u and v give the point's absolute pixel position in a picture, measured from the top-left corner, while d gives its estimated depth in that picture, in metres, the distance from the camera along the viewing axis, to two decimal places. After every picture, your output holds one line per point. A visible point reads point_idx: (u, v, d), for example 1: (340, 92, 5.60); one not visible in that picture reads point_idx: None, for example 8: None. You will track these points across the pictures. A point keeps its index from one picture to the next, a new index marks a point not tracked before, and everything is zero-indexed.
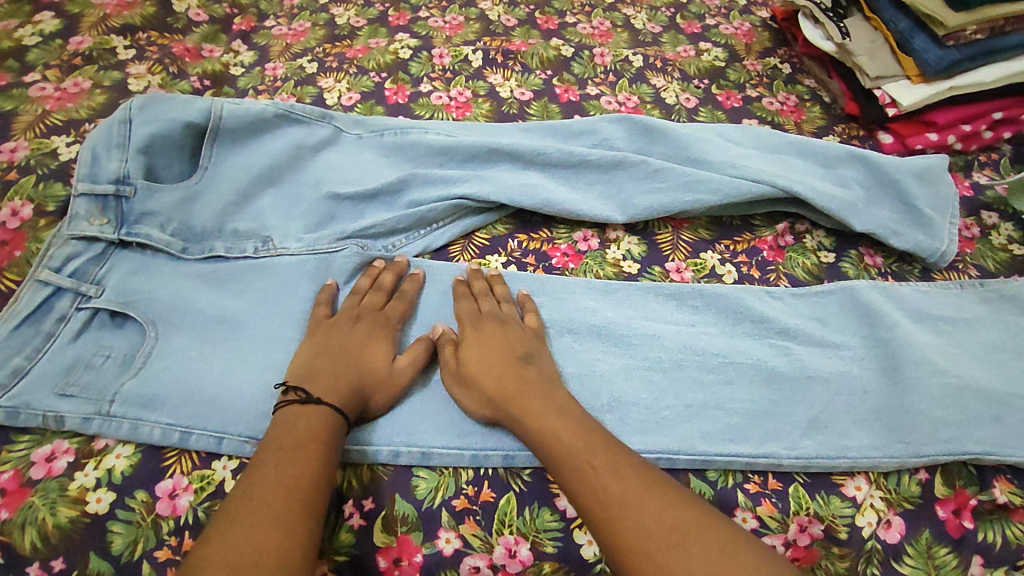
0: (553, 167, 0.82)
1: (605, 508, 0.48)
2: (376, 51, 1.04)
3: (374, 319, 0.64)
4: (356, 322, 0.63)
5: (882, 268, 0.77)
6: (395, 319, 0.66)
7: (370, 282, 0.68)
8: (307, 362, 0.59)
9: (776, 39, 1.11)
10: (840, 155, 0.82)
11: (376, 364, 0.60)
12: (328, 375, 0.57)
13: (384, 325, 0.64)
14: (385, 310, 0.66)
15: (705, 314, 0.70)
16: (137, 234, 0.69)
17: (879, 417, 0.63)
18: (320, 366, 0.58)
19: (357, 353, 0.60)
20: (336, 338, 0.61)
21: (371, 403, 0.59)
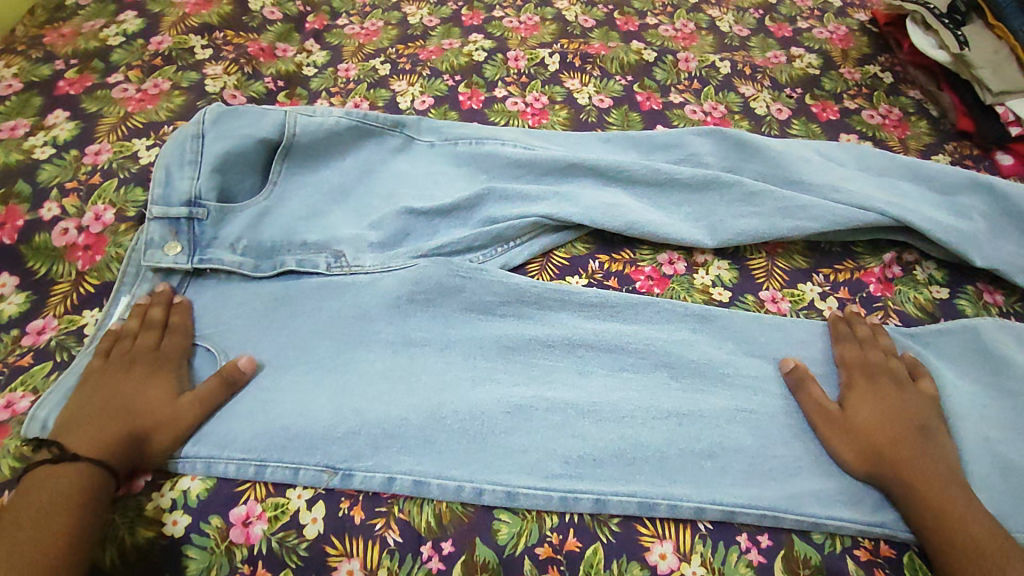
0: (636, 185, 0.78)
1: (944, 511, 0.53)
2: (450, 53, 1.01)
3: (152, 363, 0.60)
4: (156, 364, 0.60)
5: (1004, 308, 0.70)
6: (173, 356, 0.61)
7: (137, 322, 0.63)
8: (80, 410, 0.56)
9: (876, 45, 1.03)
10: (958, 180, 0.74)
11: (152, 403, 0.57)
12: (94, 423, 0.55)
13: (164, 364, 0.60)
14: (160, 347, 0.62)
15: (809, 350, 0.65)
16: (209, 259, 0.68)
17: (1005, 478, 0.57)
18: (85, 414, 0.56)
19: (145, 399, 0.57)
20: (102, 380, 0.59)
21: (150, 444, 0.56)
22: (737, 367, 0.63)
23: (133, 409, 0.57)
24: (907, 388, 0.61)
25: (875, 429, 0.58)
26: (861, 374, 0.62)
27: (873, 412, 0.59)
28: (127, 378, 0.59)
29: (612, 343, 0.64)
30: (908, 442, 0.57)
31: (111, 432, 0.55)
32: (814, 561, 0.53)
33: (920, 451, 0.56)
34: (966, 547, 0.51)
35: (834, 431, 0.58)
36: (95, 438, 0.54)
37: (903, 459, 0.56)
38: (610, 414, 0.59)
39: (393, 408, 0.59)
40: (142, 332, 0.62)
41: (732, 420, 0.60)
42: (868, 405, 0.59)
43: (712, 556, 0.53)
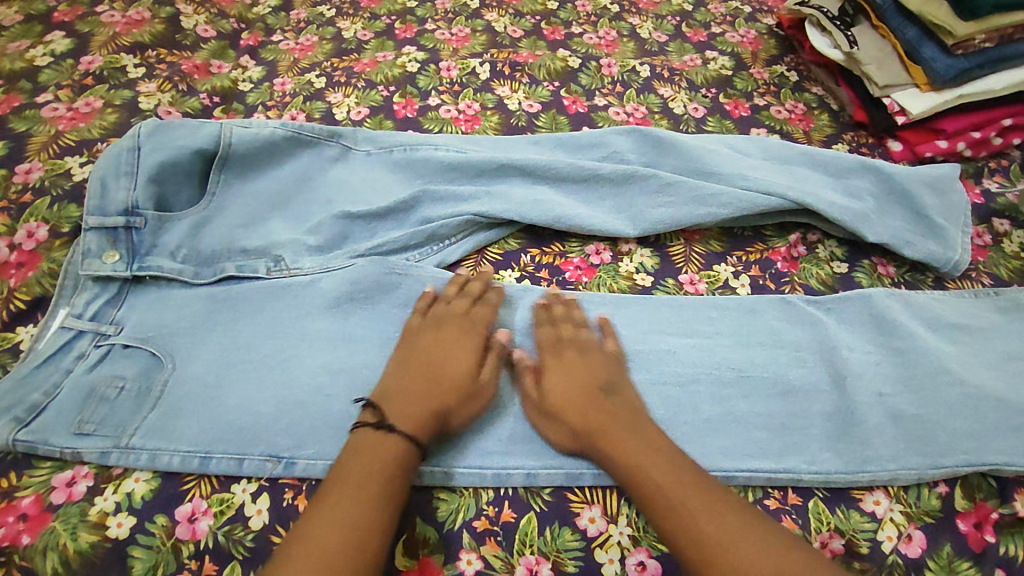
0: (562, 182, 0.82)
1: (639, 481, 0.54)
2: (384, 64, 1.04)
3: (463, 329, 0.65)
4: (440, 330, 0.65)
5: (895, 278, 0.77)
6: (482, 323, 0.66)
7: (455, 289, 0.69)
8: (392, 384, 0.60)
9: (782, 46, 1.11)
10: (850, 165, 0.81)
11: (464, 372, 0.62)
12: (408, 397, 0.59)
13: (469, 331, 0.65)
14: (469, 315, 0.66)
15: (721, 326, 0.70)
16: (149, 267, 0.70)
17: (895, 427, 0.64)
18: (399, 387, 0.60)
19: (437, 368, 0.61)
20: (421, 354, 0.63)
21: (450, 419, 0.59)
22: (655, 344, 0.68)
23: (449, 377, 0.61)
24: (590, 354, 0.64)
25: (575, 407, 0.59)
26: (552, 353, 0.64)
27: (568, 387, 0.61)
28: (443, 348, 0.63)
29: (542, 328, 0.68)
30: (598, 411, 0.59)
31: (420, 411, 0.58)
32: None
33: (612, 416, 0.59)
34: (679, 518, 0.52)
35: (546, 411, 0.61)
36: (409, 413, 0.58)
37: (613, 435, 0.57)
38: (542, 394, 0.64)
39: (335, 403, 0.63)
40: (457, 298, 0.68)
41: (652, 392, 0.65)
42: (563, 378, 0.61)
43: (637, 516, 0.58)
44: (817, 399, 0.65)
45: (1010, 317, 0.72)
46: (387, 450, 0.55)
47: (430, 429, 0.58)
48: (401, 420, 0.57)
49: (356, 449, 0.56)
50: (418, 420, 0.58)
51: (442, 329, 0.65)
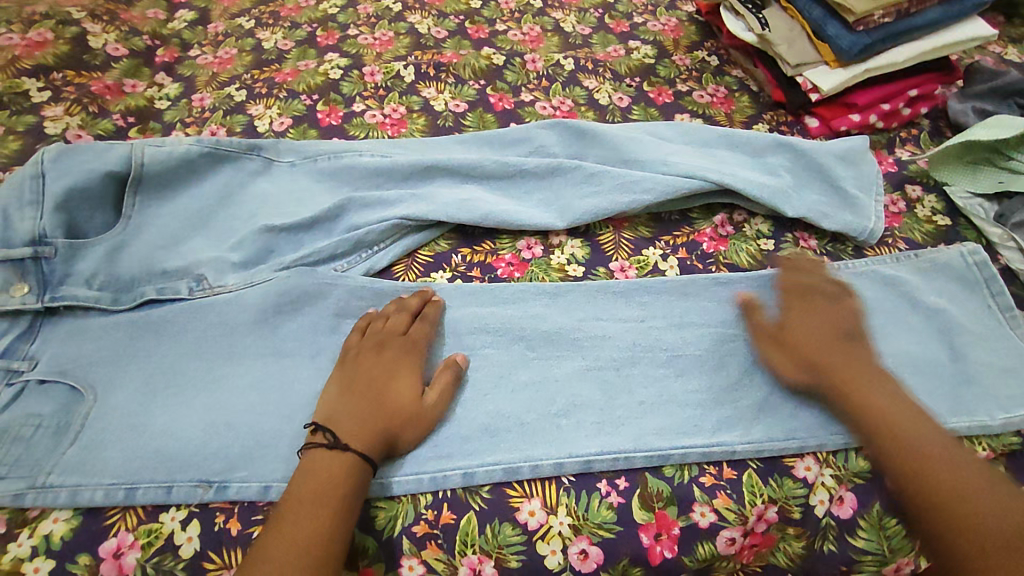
0: (489, 180, 0.82)
1: (887, 426, 0.59)
2: (306, 73, 1.03)
3: (404, 347, 0.64)
4: (383, 350, 0.63)
5: (817, 250, 0.79)
6: (422, 341, 0.65)
7: (394, 306, 0.67)
8: (334, 405, 0.59)
9: (702, 32, 1.14)
10: (766, 143, 0.83)
11: (408, 393, 0.60)
12: (356, 414, 0.58)
13: (410, 351, 0.64)
14: (409, 334, 0.65)
15: (653, 308, 0.72)
16: (62, 297, 0.67)
17: (821, 395, 0.65)
18: (345, 408, 0.58)
19: (385, 388, 0.60)
20: (366, 370, 0.61)
21: (402, 439, 0.59)
22: (587, 330, 0.69)
23: (392, 397, 0.60)
24: (842, 300, 0.69)
25: (811, 342, 0.65)
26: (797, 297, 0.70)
27: (805, 327, 0.67)
28: (387, 369, 0.62)
29: (470, 328, 0.69)
30: (834, 350, 0.64)
31: (370, 430, 0.57)
32: (665, 494, 0.59)
33: (851, 357, 0.64)
34: (946, 483, 0.55)
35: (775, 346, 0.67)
36: (359, 431, 0.57)
37: (858, 391, 0.61)
38: (473, 393, 0.64)
39: (267, 421, 0.62)
40: (397, 315, 0.66)
41: (585, 379, 0.66)
42: (804, 321, 0.67)
43: (576, 505, 0.58)
44: (747, 371, 0.67)
45: (929, 277, 0.75)
46: (329, 467, 0.54)
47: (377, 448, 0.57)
48: (353, 437, 0.56)
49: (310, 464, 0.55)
50: (366, 440, 0.56)
51: (385, 349, 0.63)
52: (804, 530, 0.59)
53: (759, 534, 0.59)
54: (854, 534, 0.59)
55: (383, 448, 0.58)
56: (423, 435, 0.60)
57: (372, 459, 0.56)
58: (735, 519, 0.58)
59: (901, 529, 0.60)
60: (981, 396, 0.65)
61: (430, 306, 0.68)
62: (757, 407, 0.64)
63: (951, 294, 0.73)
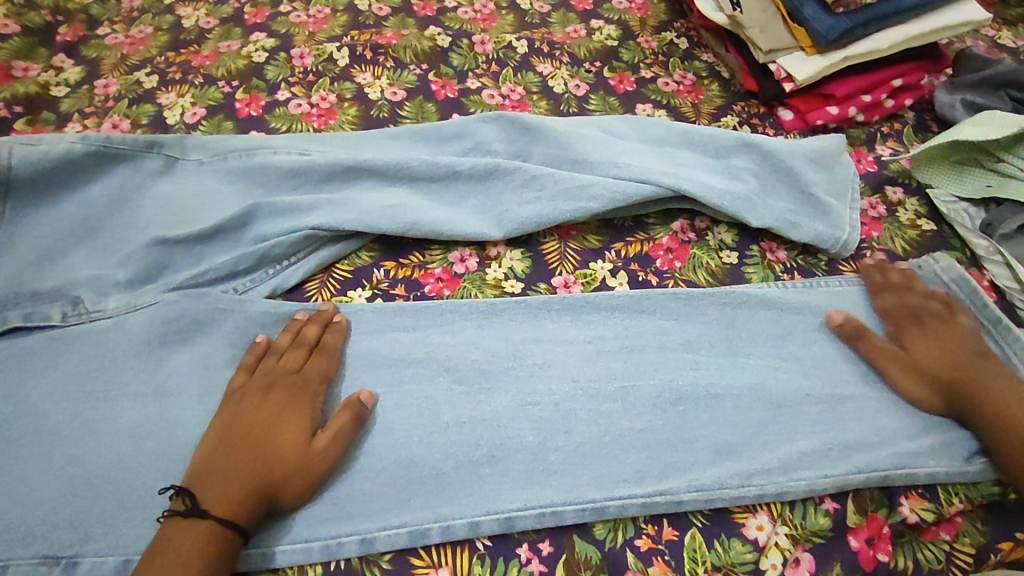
0: (419, 182, 0.73)
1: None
2: (227, 56, 0.92)
3: (294, 386, 0.56)
4: (269, 392, 0.55)
5: (787, 263, 0.70)
6: (317, 378, 0.57)
7: (289, 339, 0.59)
8: (204, 459, 0.51)
9: (672, 11, 1.04)
10: (729, 142, 0.74)
11: (291, 442, 0.52)
12: (223, 472, 0.50)
13: (302, 391, 0.55)
14: (302, 371, 0.57)
15: (601, 329, 0.63)
16: None
17: (786, 438, 0.57)
18: (215, 462, 0.50)
19: (262, 438, 0.52)
20: (244, 416, 0.53)
21: (284, 497, 0.50)
22: (521, 358, 0.61)
23: (271, 447, 0.51)
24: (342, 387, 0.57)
25: (936, 358, 0.59)
26: (277, 391, 0.55)
27: (930, 346, 0.60)
28: (270, 413, 0.53)
29: (389, 358, 0.60)
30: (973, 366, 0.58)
31: (238, 489, 0.49)
32: (595, 561, 0.51)
33: (944, 351, 0.59)
34: None
35: (901, 367, 0.60)
36: (224, 493, 0.49)
37: (978, 398, 0.57)
38: (383, 437, 0.55)
39: (136, 478, 0.53)
40: (292, 350, 0.58)
41: (515, 417, 0.57)
42: (923, 339, 0.60)
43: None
44: (710, 406, 0.58)
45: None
46: (189, 541, 0.47)
47: (246, 513, 0.49)
48: (217, 501, 0.48)
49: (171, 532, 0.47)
50: (230, 506, 0.48)
51: (270, 389, 0.55)
52: None
53: None
54: None
55: (255, 512, 0.49)
56: (311, 491, 0.51)
57: (240, 526, 0.48)
58: None
59: None
60: (964, 441, 0.57)
61: (335, 338, 0.60)
62: (714, 451, 0.56)
63: None
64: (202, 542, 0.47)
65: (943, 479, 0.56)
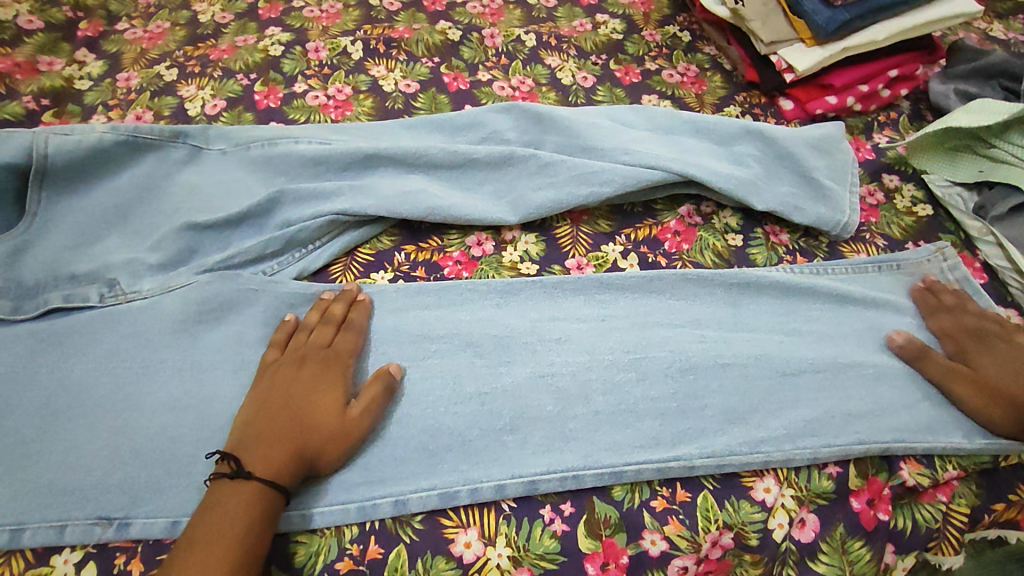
0: (436, 169, 0.76)
1: None
2: (244, 50, 0.94)
3: (326, 360, 0.58)
4: (303, 364, 0.58)
5: (790, 245, 0.73)
6: (347, 353, 0.60)
7: (317, 317, 0.62)
8: (245, 428, 0.54)
9: (674, 5, 1.07)
10: (734, 131, 0.77)
11: (327, 411, 0.55)
12: (266, 437, 0.52)
13: (333, 365, 0.58)
14: (333, 346, 0.60)
15: (614, 307, 0.66)
16: None
17: (793, 406, 0.60)
18: (256, 429, 0.53)
19: (300, 406, 0.54)
20: (282, 387, 0.56)
21: (322, 462, 0.53)
22: (539, 334, 0.63)
23: (309, 415, 0.54)
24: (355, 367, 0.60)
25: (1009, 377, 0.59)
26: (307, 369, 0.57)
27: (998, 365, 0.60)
28: (305, 384, 0.56)
29: (414, 335, 0.63)
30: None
31: (281, 453, 0.52)
32: (613, 520, 0.54)
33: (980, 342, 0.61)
34: None
35: (967, 388, 0.60)
36: (268, 456, 0.51)
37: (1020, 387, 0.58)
38: (411, 408, 0.58)
39: (179, 447, 0.56)
40: (321, 326, 0.61)
41: (534, 388, 0.60)
42: (992, 359, 0.61)
43: (516, 535, 0.53)
44: (720, 376, 0.61)
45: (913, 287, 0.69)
46: (238, 499, 0.49)
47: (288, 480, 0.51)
48: (265, 464, 0.51)
49: (220, 493, 0.50)
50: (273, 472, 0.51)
51: (303, 363, 0.58)
52: (761, 557, 0.54)
53: (713, 561, 0.54)
54: (814, 558, 0.55)
55: (297, 474, 0.52)
56: (346, 457, 0.54)
57: (284, 489, 0.51)
58: (688, 546, 0.54)
59: (864, 553, 0.56)
60: (958, 409, 0.60)
61: (361, 315, 0.63)
62: (723, 417, 0.59)
63: None
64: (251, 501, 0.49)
65: (939, 451, 0.59)
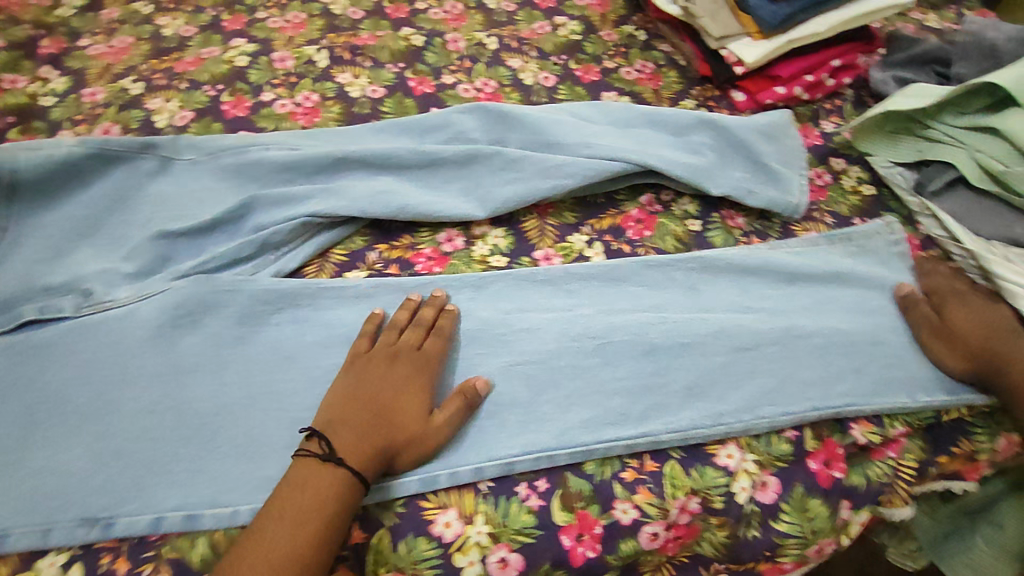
0: (405, 170, 0.78)
1: None
2: (210, 61, 0.96)
3: (415, 362, 0.61)
4: (392, 364, 0.60)
5: (746, 228, 0.77)
6: (437, 358, 0.62)
7: (407, 316, 0.64)
8: (331, 419, 0.57)
9: (629, 6, 1.11)
10: (688, 121, 0.81)
11: (411, 416, 0.57)
12: (350, 431, 0.55)
13: (422, 368, 0.60)
14: (423, 348, 0.62)
15: (580, 296, 0.69)
16: None
17: (753, 377, 0.63)
18: (345, 422, 0.56)
19: (390, 410, 0.57)
20: (370, 386, 0.58)
21: (400, 460, 0.56)
22: (510, 323, 0.66)
23: (389, 419, 0.57)
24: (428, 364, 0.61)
25: (975, 329, 0.64)
26: (387, 366, 0.60)
27: (972, 318, 0.65)
28: (400, 384, 0.59)
29: (390, 328, 0.65)
30: (1007, 340, 0.63)
31: (367, 447, 0.55)
32: (586, 492, 0.57)
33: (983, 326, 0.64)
34: None
35: (939, 338, 0.66)
36: (358, 450, 0.54)
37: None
38: None
39: (162, 448, 0.57)
40: (410, 328, 0.63)
41: (507, 375, 0.62)
42: (966, 312, 0.66)
43: (494, 513, 0.56)
44: (680, 355, 0.64)
45: (861, 261, 0.74)
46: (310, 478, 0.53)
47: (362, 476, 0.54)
48: (348, 455, 0.54)
49: (292, 481, 0.53)
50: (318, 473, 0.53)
51: (398, 359, 0.60)
52: (726, 519, 0.58)
53: (682, 526, 0.57)
54: (776, 518, 0.59)
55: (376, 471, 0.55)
56: (426, 459, 0.56)
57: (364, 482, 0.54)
58: (657, 513, 0.56)
59: (821, 510, 0.59)
60: (905, 375, 0.64)
61: (451, 320, 0.65)
62: (686, 392, 0.62)
63: (881, 277, 0.72)
64: (316, 485, 0.53)
65: (886, 411, 0.63)
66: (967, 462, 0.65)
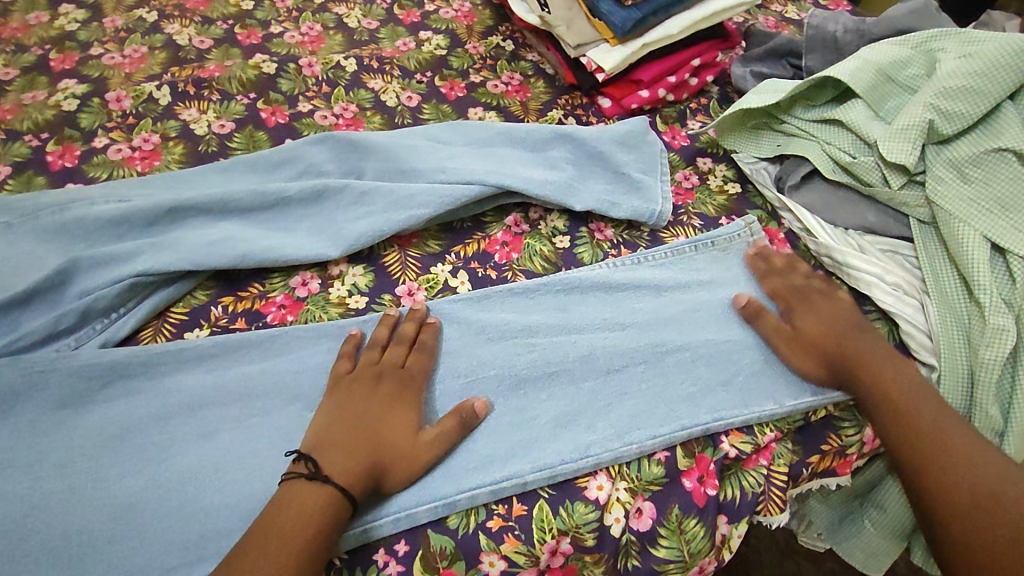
0: (249, 214, 0.72)
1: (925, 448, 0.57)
2: (32, 107, 0.87)
3: (402, 382, 0.59)
4: (378, 383, 0.59)
5: (614, 240, 0.75)
6: (422, 376, 0.60)
7: (388, 333, 0.63)
8: (321, 438, 0.55)
9: (496, 16, 1.08)
10: (545, 136, 0.79)
11: (401, 432, 0.56)
12: (342, 448, 0.53)
13: (408, 388, 0.59)
14: (406, 366, 0.60)
15: (446, 332, 0.64)
16: None
17: (621, 399, 0.61)
18: (337, 437, 0.54)
19: (378, 428, 0.56)
20: (355, 407, 0.57)
21: (389, 480, 0.54)
22: None
23: (375, 438, 0.55)
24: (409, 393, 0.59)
25: (822, 333, 0.65)
26: (351, 393, 0.58)
27: (818, 318, 0.66)
28: (377, 405, 0.57)
29: (235, 393, 0.61)
30: (849, 337, 0.64)
31: (355, 463, 0.53)
32: (449, 550, 0.54)
33: (835, 327, 0.65)
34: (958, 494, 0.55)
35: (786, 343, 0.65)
36: (344, 467, 0.53)
37: (877, 379, 0.61)
38: (236, 474, 0.56)
39: None
40: (392, 346, 0.62)
41: None
42: (813, 314, 0.66)
43: None
44: (547, 385, 0.61)
45: (724, 263, 0.73)
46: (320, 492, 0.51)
47: (324, 544, 0.49)
48: (336, 472, 0.52)
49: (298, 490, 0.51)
50: (299, 555, 0.48)
51: (385, 379, 0.59)
52: (600, 555, 0.56)
53: (556, 569, 0.56)
54: (655, 544, 0.57)
55: (366, 488, 0.53)
56: (411, 478, 0.55)
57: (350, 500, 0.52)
58: (527, 561, 0.54)
59: (698, 530, 0.58)
60: (772, 379, 0.64)
61: (431, 334, 0.63)
62: (552, 423, 0.59)
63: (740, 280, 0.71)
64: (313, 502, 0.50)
65: (755, 420, 0.62)
66: (840, 457, 0.66)
